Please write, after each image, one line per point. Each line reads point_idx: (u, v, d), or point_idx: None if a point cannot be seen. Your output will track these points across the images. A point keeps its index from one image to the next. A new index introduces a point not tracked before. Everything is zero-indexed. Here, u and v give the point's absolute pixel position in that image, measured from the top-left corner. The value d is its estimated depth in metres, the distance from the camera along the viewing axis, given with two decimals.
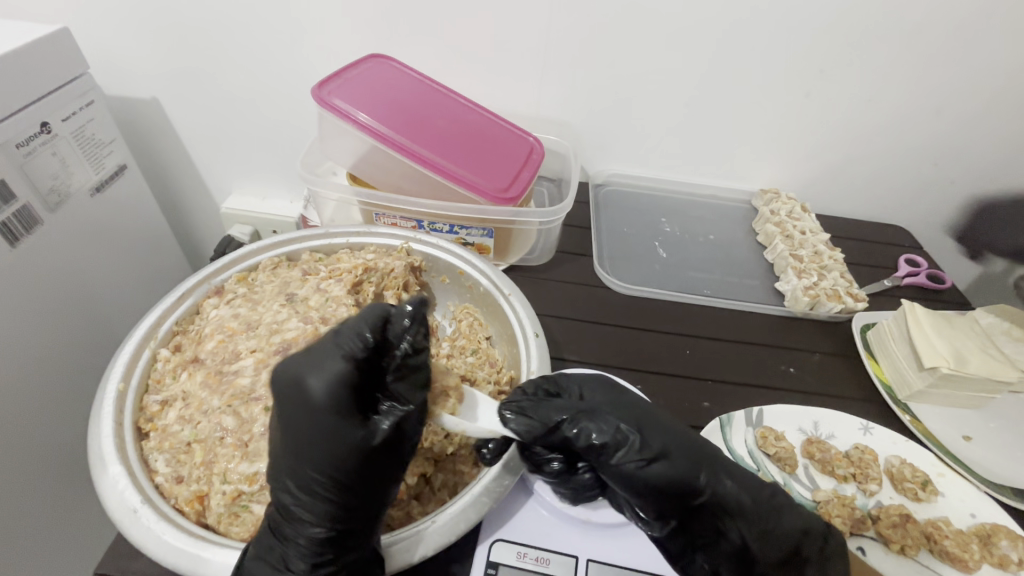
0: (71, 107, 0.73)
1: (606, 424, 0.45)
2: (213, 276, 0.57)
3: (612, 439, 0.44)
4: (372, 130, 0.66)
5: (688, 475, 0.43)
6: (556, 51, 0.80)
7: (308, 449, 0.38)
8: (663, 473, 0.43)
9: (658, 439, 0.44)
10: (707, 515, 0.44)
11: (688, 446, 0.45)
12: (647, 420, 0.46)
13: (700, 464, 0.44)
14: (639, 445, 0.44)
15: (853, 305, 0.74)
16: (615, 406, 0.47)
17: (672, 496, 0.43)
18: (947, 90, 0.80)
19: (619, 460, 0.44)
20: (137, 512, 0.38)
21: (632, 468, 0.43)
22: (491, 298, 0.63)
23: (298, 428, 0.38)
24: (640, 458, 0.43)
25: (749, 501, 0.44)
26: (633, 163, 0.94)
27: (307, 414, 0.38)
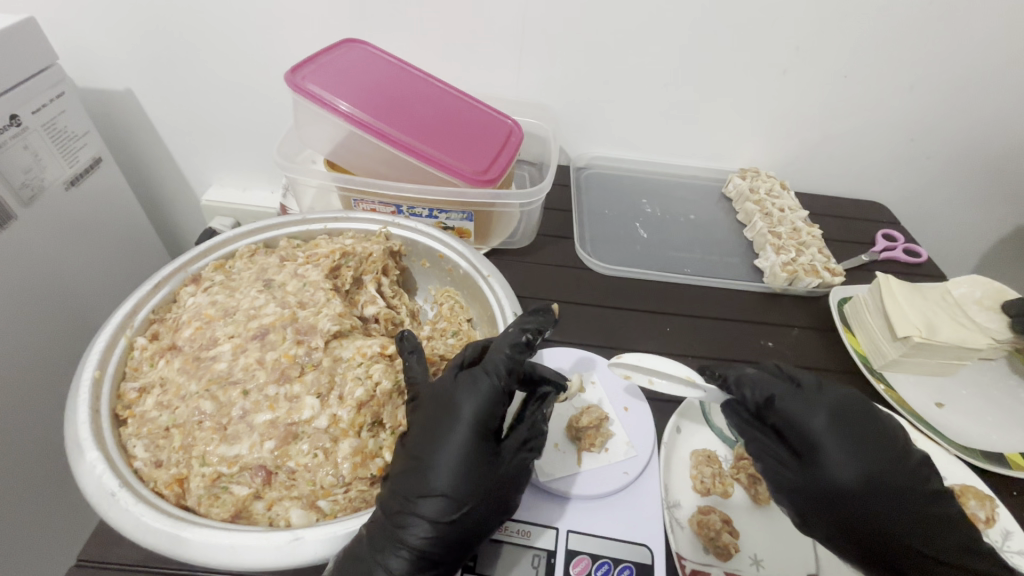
0: (42, 98, 0.71)
1: (791, 400, 0.48)
2: (189, 264, 0.57)
3: (806, 410, 0.47)
4: (348, 116, 0.66)
5: (863, 472, 0.45)
6: (533, 32, 0.80)
7: (466, 452, 0.42)
8: (867, 470, 0.45)
9: (837, 436, 0.46)
10: (829, 498, 0.45)
11: (889, 462, 0.46)
12: (846, 423, 0.47)
13: (885, 472, 0.45)
14: (830, 425, 0.47)
15: (830, 279, 0.75)
16: (813, 404, 0.48)
17: (835, 488, 0.45)
18: (921, 64, 0.81)
19: (792, 411, 0.48)
20: (115, 495, 0.38)
21: (862, 460, 0.45)
22: (471, 280, 0.63)
23: (442, 436, 0.43)
24: (829, 434, 0.46)
25: (904, 506, 0.45)
26: (614, 145, 0.94)
27: (430, 424, 0.44)
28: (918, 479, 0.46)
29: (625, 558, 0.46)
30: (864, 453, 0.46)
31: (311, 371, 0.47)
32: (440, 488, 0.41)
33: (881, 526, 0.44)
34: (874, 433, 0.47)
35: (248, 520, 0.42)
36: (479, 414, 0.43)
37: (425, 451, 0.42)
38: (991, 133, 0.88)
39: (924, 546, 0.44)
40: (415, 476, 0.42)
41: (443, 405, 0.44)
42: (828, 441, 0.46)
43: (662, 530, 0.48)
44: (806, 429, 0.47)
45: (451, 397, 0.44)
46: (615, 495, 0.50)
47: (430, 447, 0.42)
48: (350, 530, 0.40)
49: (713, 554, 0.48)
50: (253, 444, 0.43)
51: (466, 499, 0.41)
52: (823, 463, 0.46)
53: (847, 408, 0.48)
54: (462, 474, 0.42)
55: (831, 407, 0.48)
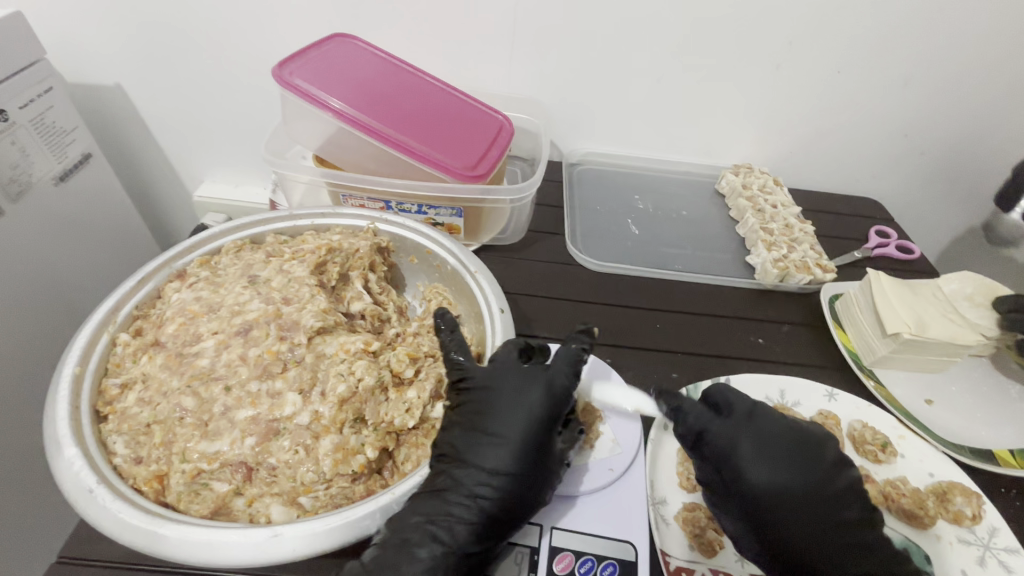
0: (29, 94, 0.71)
1: (720, 430, 0.48)
2: (175, 260, 0.57)
3: (732, 436, 0.48)
4: (336, 110, 0.65)
5: (789, 496, 0.45)
6: (525, 27, 0.79)
7: (536, 430, 0.45)
8: (795, 499, 0.45)
9: (766, 467, 0.46)
10: (758, 524, 0.45)
11: (814, 486, 0.46)
12: (773, 452, 0.47)
13: (809, 495, 0.45)
14: (755, 451, 0.47)
15: (822, 276, 0.75)
16: (741, 434, 0.48)
17: (766, 518, 0.45)
18: (914, 59, 0.80)
19: (721, 441, 0.48)
20: (93, 492, 0.38)
21: (791, 489, 0.45)
22: (459, 276, 0.63)
23: (513, 414, 0.46)
24: (754, 459, 0.47)
25: (830, 531, 0.44)
26: (607, 141, 0.94)
27: (503, 402, 0.46)
28: (844, 502, 0.46)
29: (608, 555, 0.46)
30: (789, 477, 0.46)
31: (294, 367, 0.47)
32: (512, 460, 0.44)
33: (810, 555, 0.44)
34: (797, 456, 0.47)
35: (228, 517, 0.42)
36: (551, 397, 0.47)
37: (501, 427, 0.45)
38: (985, 129, 0.88)
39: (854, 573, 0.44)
40: (487, 448, 0.44)
41: (512, 387, 0.47)
42: (752, 468, 0.46)
43: (647, 527, 0.48)
44: (733, 456, 0.47)
45: (528, 382, 0.47)
46: (600, 492, 0.50)
47: (502, 423, 0.45)
48: (330, 526, 0.39)
49: (698, 551, 0.47)
50: (233, 440, 0.43)
51: (533, 471, 0.44)
52: (750, 490, 0.46)
53: (775, 437, 0.48)
54: (530, 451, 0.45)
55: (756, 432, 0.48)
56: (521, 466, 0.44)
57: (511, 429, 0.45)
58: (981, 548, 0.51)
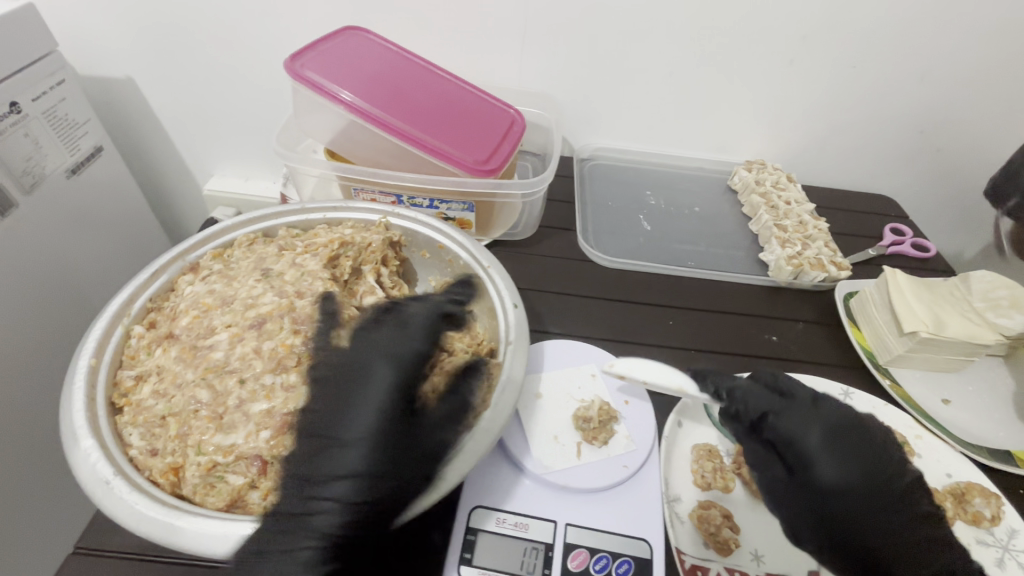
0: (41, 86, 0.71)
1: (788, 417, 0.48)
2: (188, 253, 0.57)
3: (799, 426, 0.47)
4: (347, 103, 0.65)
5: (857, 493, 0.45)
6: (537, 21, 0.79)
7: (362, 429, 0.42)
8: (858, 487, 0.45)
9: (829, 456, 0.46)
10: (819, 517, 0.45)
11: (882, 481, 0.46)
12: (837, 437, 0.47)
13: (876, 490, 0.45)
14: (824, 443, 0.47)
15: (836, 273, 0.74)
16: (807, 420, 0.48)
17: (830, 506, 0.45)
18: (931, 54, 0.79)
19: (786, 426, 0.47)
20: (110, 483, 0.38)
21: (849, 473, 0.46)
22: (471, 271, 0.62)
23: (361, 411, 0.42)
24: (823, 450, 0.46)
25: (894, 528, 0.45)
26: (618, 136, 0.93)
27: (344, 399, 0.43)
28: (908, 499, 0.46)
29: (624, 553, 0.45)
30: (859, 471, 0.46)
31: (308, 361, 0.47)
32: (367, 464, 0.41)
33: (875, 543, 0.44)
34: (867, 450, 0.47)
35: (243, 510, 0.42)
36: (395, 393, 0.43)
37: (342, 429, 0.42)
38: (1005, 125, 0.86)
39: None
40: (340, 451, 0.41)
41: (357, 375, 0.44)
42: (822, 458, 0.46)
43: (662, 524, 0.47)
44: (801, 445, 0.47)
45: (358, 367, 0.45)
46: (613, 489, 0.49)
47: (346, 423, 0.42)
48: (345, 522, 0.39)
49: (712, 550, 0.47)
50: (249, 434, 0.43)
51: (383, 476, 0.40)
52: (818, 483, 0.45)
53: (839, 423, 0.48)
54: (378, 447, 0.41)
55: (825, 421, 0.48)
56: (375, 470, 0.40)
57: (360, 428, 0.42)
58: (999, 550, 0.50)
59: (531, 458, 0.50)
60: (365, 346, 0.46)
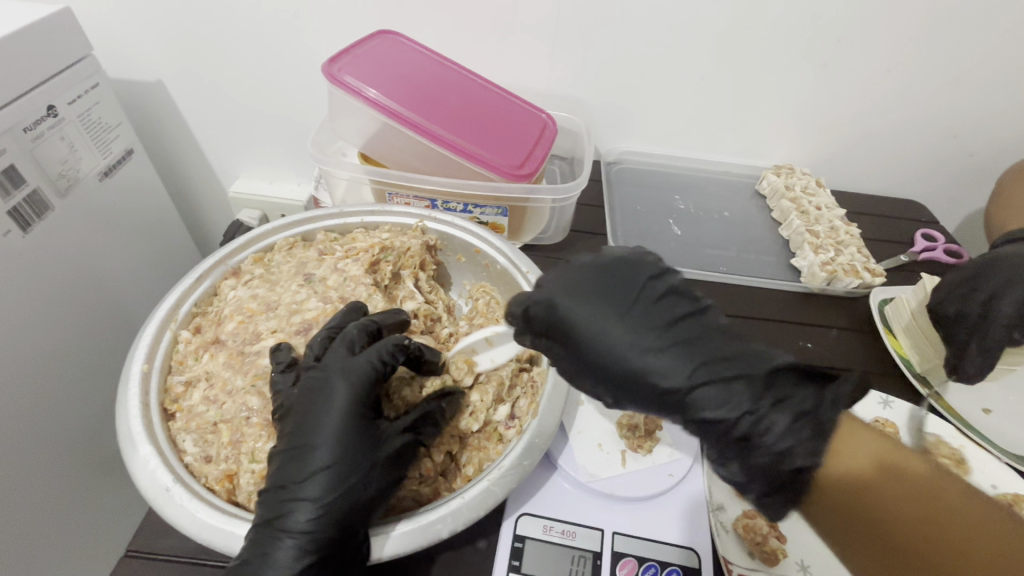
0: (76, 90, 0.71)
1: (542, 297, 0.42)
2: (229, 257, 0.57)
3: (548, 297, 0.42)
4: (382, 107, 0.65)
5: (636, 345, 0.39)
6: (568, 25, 0.79)
7: (326, 450, 0.40)
8: (653, 349, 0.39)
9: (607, 327, 0.40)
10: (611, 380, 0.40)
11: (642, 324, 0.40)
12: (611, 306, 0.41)
13: (687, 352, 0.39)
14: (578, 305, 0.41)
15: (871, 280, 0.73)
16: (568, 295, 0.42)
17: (638, 382, 0.39)
18: (967, 58, 0.78)
19: (542, 309, 0.42)
20: (170, 491, 0.38)
21: (639, 340, 0.39)
22: (509, 275, 0.62)
23: (320, 431, 0.40)
24: (581, 313, 0.41)
25: (690, 365, 0.38)
26: (646, 140, 0.93)
27: (302, 417, 0.41)
28: (702, 335, 0.39)
29: (673, 562, 0.45)
30: (628, 324, 0.40)
31: None
32: (333, 484, 0.39)
33: (697, 405, 0.37)
34: (630, 300, 0.41)
35: None
36: (358, 406, 0.42)
37: (304, 436, 0.40)
38: None
39: (727, 411, 0.37)
40: (308, 471, 0.39)
41: (318, 391, 0.42)
42: (579, 319, 0.41)
43: (709, 532, 0.47)
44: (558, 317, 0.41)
45: (321, 384, 0.42)
46: (658, 497, 0.49)
47: (308, 445, 0.40)
48: (402, 530, 0.39)
49: (759, 560, 0.47)
50: None
51: (348, 494, 0.39)
52: (587, 347, 0.40)
53: (601, 288, 0.42)
54: (350, 453, 0.40)
55: (571, 286, 0.42)
56: (337, 489, 0.39)
57: (322, 450, 0.40)
58: None
59: (576, 465, 0.50)
60: (333, 354, 0.44)
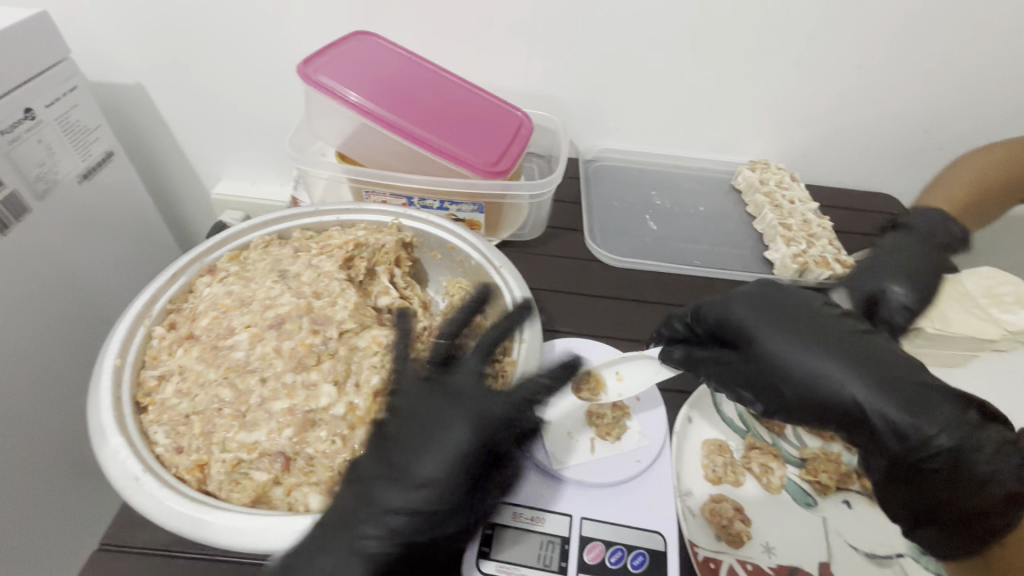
0: (54, 93, 0.72)
1: (734, 312, 0.54)
2: (205, 255, 0.57)
3: (734, 308, 0.54)
4: (359, 107, 0.66)
5: (813, 352, 0.49)
6: (544, 25, 0.80)
7: (450, 467, 0.42)
8: (831, 359, 0.49)
9: (772, 341, 0.51)
10: (784, 378, 0.50)
11: (835, 338, 0.50)
12: (793, 321, 0.52)
13: (855, 364, 0.48)
14: (760, 316, 0.53)
15: (841, 271, 0.75)
16: (747, 311, 0.54)
17: (824, 392, 0.48)
18: (933, 54, 0.80)
19: (739, 317, 0.54)
20: (139, 480, 0.39)
21: (811, 354, 0.49)
22: (483, 271, 0.63)
23: (430, 446, 0.43)
24: (768, 324, 0.52)
25: (866, 374, 0.48)
26: (623, 138, 0.94)
27: (420, 431, 0.44)
28: (885, 355, 0.49)
29: (640, 546, 0.46)
30: (802, 335, 0.51)
31: (327, 359, 0.48)
32: (415, 497, 0.41)
33: (868, 412, 0.46)
34: (817, 317, 0.52)
35: (267, 505, 0.43)
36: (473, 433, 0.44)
37: (425, 459, 0.42)
38: (1005, 124, 0.87)
39: (919, 428, 0.45)
40: (388, 479, 0.42)
41: (427, 419, 0.44)
42: (764, 330, 0.52)
43: (675, 518, 0.48)
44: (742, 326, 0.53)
45: (423, 405, 0.45)
46: (627, 483, 0.50)
47: (411, 458, 0.43)
48: (369, 516, 0.40)
49: (724, 542, 0.48)
50: (271, 431, 0.44)
51: (433, 510, 0.41)
52: (767, 350, 0.51)
53: (796, 312, 0.53)
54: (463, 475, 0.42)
55: (753, 301, 0.54)
56: (429, 502, 0.41)
57: (422, 464, 0.42)
58: None
59: (547, 453, 0.51)
60: (421, 381, 0.47)
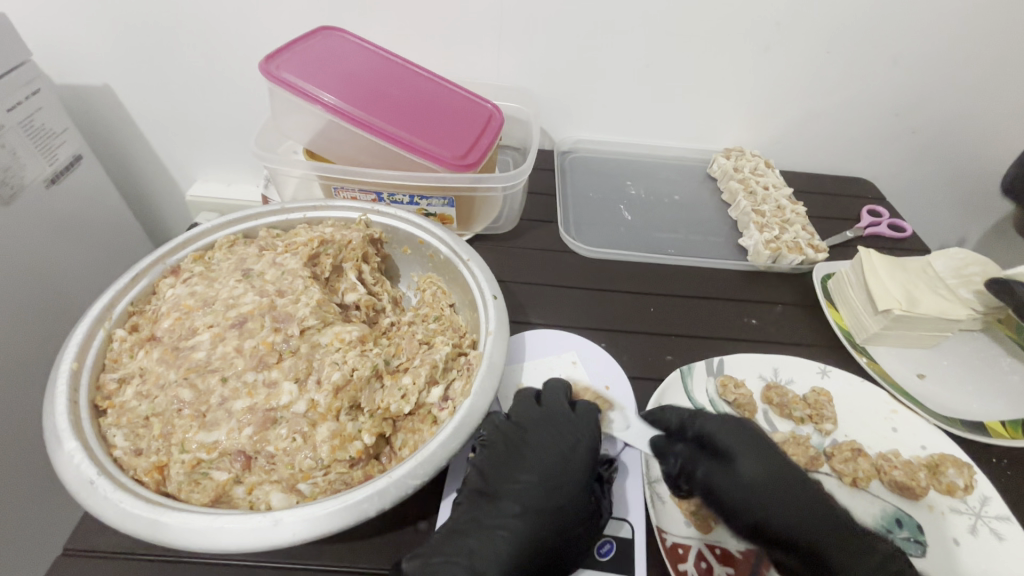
0: (16, 96, 0.70)
1: (711, 426, 0.52)
2: (168, 255, 0.57)
3: (717, 425, 0.52)
4: (324, 103, 0.65)
5: (775, 481, 0.49)
6: (513, 16, 0.79)
7: (567, 470, 0.48)
8: (787, 484, 0.49)
9: (747, 463, 0.50)
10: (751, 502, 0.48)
11: (792, 474, 0.50)
12: (756, 445, 0.51)
13: (801, 490, 0.48)
14: (738, 441, 0.51)
15: (814, 256, 0.75)
16: (720, 426, 0.52)
17: (781, 516, 0.47)
18: (902, 37, 0.80)
19: (709, 430, 0.51)
20: (94, 483, 0.39)
21: (767, 471, 0.49)
22: (452, 265, 0.63)
23: (544, 458, 0.49)
24: (741, 449, 0.50)
25: (820, 511, 0.47)
26: (597, 129, 0.94)
27: (529, 448, 0.50)
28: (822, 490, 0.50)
29: (606, 534, 0.47)
30: (770, 463, 0.50)
31: (289, 357, 0.48)
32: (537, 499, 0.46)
33: (820, 542, 0.46)
34: (772, 446, 0.52)
35: (228, 504, 0.43)
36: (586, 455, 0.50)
37: (532, 470, 0.48)
38: (975, 106, 0.88)
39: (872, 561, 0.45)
40: (514, 488, 0.47)
41: (528, 444, 0.50)
42: (744, 452, 0.50)
43: (642, 505, 0.49)
44: (720, 443, 0.51)
45: (524, 434, 0.51)
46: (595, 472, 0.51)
47: (528, 464, 0.49)
48: (330, 510, 0.39)
49: (693, 527, 0.49)
50: (231, 430, 0.44)
51: (563, 508, 0.46)
52: (740, 472, 0.49)
53: (748, 432, 0.52)
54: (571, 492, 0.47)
55: (734, 423, 0.53)
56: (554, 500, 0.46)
57: (541, 467, 0.49)
58: (973, 517, 0.52)
59: None
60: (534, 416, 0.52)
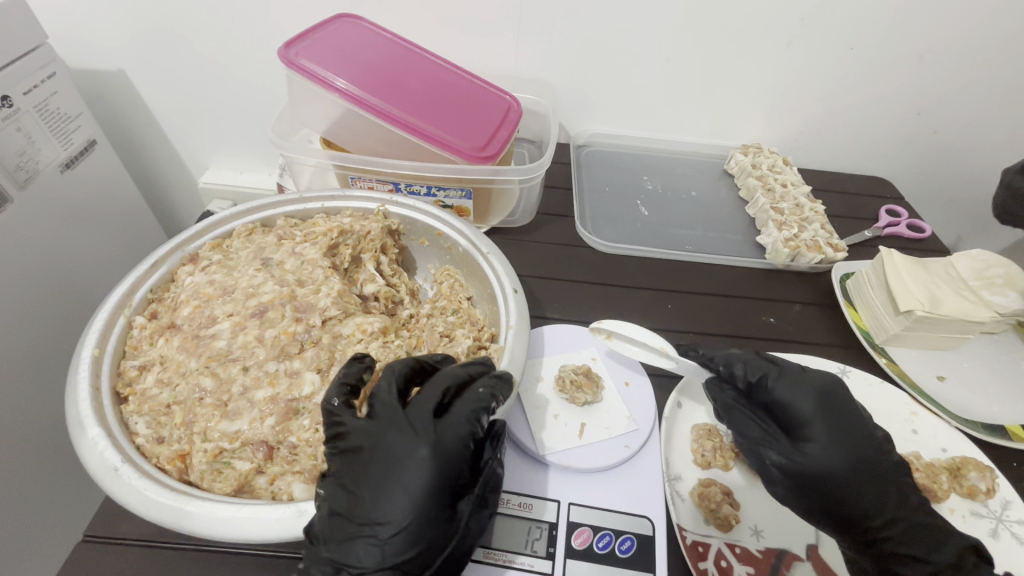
0: (32, 79, 0.70)
1: (795, 390, 0.48)
2: (186, 244, 0.56)
3: (795, 393, 0.48)
4: (343, 91, 0.64)
5: (849, 456, 0.46)
6: (533, 7, 0.78)
7: (416, 497, 0.38)
8: (850, 460, 0.46)
9: (820, 430, 0.47)
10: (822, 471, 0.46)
11: (873, 446, 0.47)
12: (837, 411, 0.48)
13: (872, 468, 0.46)
14: (817, 409, 0.48)
15: (833, 255, 0.75)
16: (802, 390, 0.49)
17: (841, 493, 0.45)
18: (931, 34, 0.79)
19: (782, 393, 0.48)
20: (118, 471, 0.39)
21: (845, 444, 0.46)
22: (470, 258, 0.62)
23: (388, 483, 0.38)
24: (814, 418, 0.47)
25: (882, 488, 0.46)
26: (614, 123, 0.93)
27: (374, 476, 0.39)
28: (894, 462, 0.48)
29: (626, 530, 0.47)
30: (852, 437, 0.47)
31: (311, 347, 0.48)
32: (387, 548, 0.37)
33: (875, 515, 0.45)
34: (858, 414, 0.49)
35: (251, 494, 0.43)
36: (435, 472, 0.38)
37: (375, 501, 0.38)
38: (1000, 107, 0.87)
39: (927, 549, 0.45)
40: (352, 531, 0.38)
41: (378, 459, 0.39)
42: (818, 421, 0.47)
43: (661, 502, 0.49)
44: (795, 410, 0.48)
45: (376, 444, 0.40)
46: (617, 467, 0.51)
47: (372, 492, 0.38)
48: None
49: (713, 526, 0.48)
50: (253, 420, 0.44)
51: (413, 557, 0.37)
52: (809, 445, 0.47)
53: (832, 396, 0.49)
54: (422, 523, 0.37)
55: (818, 388, 0.49)
56: (399, 551, 0.37)
57: (387, 501, 0.38)
58: (994, 521, 0.51)
59: (534, 440, 0.52)
60: (386, 415, 0.41)
